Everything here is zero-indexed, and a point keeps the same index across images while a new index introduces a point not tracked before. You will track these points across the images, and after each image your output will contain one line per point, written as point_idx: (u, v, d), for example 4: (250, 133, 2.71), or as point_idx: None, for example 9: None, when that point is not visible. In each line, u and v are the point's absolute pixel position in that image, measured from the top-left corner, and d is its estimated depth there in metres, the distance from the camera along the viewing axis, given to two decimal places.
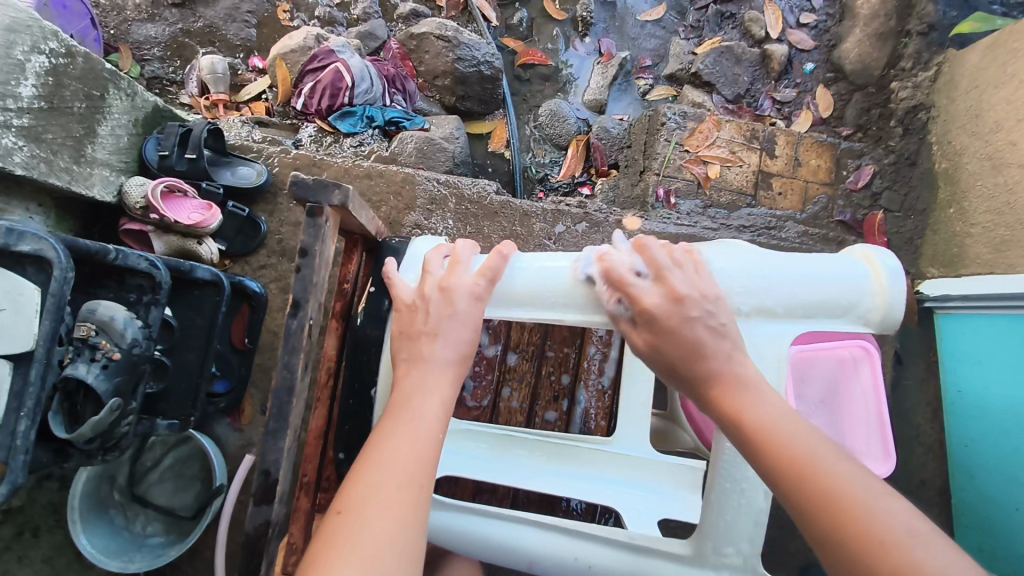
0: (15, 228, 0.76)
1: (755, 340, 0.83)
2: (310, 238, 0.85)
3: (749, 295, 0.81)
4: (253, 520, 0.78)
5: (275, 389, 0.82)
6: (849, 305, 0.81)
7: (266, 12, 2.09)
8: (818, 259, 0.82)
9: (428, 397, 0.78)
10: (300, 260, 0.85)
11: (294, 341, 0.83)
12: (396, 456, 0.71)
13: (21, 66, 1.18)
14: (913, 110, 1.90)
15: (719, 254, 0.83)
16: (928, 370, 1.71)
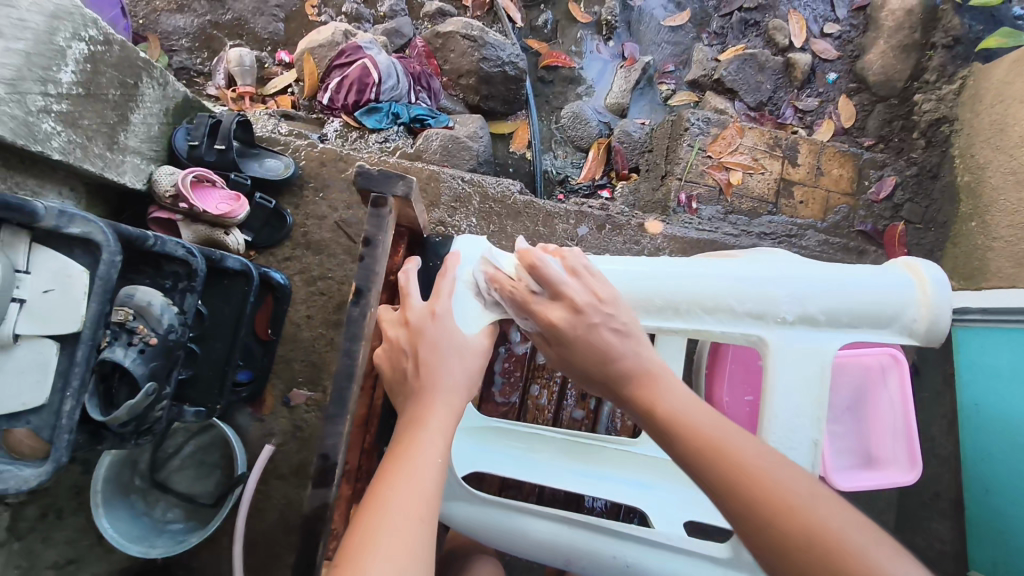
0: (66, 210, 0.77)
1: (802, 349, 0.84)
2: (373, 229, 0.89)
3: (795, 303, 0.83)
4: (311, 505, 0.80)
5: (335, 375, 0.84)
6: (895, 314, 0.82)
7: (294, 7, 2.10)
8: (862, 270, 0.84)
9: (438, 403, 0.79)
10: (363, 249, 0.87)
11: (355, 328, 0.85)
12: (427, 449, 0.74)
13: (62, 52, 1.19)
14: (936, 123, 1.90)
15: (764, 262, 0.85)
16: (945, 383, 1.71)
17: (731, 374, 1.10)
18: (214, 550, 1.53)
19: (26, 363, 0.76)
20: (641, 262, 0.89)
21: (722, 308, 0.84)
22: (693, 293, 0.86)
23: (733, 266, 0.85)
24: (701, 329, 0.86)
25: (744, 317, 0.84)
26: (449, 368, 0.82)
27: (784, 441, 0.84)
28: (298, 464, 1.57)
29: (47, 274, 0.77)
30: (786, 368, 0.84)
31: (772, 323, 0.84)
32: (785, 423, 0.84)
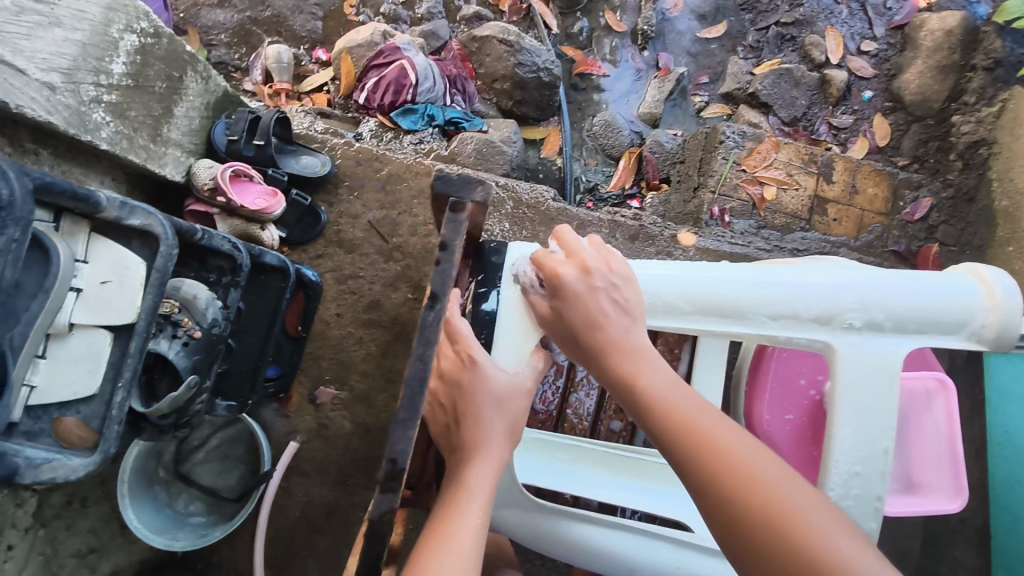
0: (127, 202, 0.77)
1: (869, 356, 0.84)
2: (449, 233, 0.75)
3: (862, 310, 0.83)
4: None
5: (407, 379, 0.67)
6: (963, 320, 0.83)
7: (333, 6, 2.12)
8: (925, 276, 0.84)
9: (485, 456, 0.84)
10: (439, 254, 0.74)
11: (431, 333, 0.68)
12: (474, 505, 0.77)
13: (115, 43, 1.20)
14: (974, 145, 1.88)
15: (827, 268, 0.86)
16: (974, 409, 1.68)
17: (771, 390, 1.08)
18: (235, 544, 1.53)
19: (80, 352, 0.76)
20: (704, 264, 0.90)
21: (788, 313, 0.85)
22: (758, 297, 0.86)
23: (797, 273, 0.86)
24: (767, 334, 0.87)
25: (809, 323, 0.85)
26: (494, 418, 0.89)
27: (858, 452, 0.83)
28: (322, 462, 1.57)
29: (103, 264, 0.77)
30: (854, 374, 0.84)
31: (838, 328, 0.85)
32: (854, 430, 0.84)
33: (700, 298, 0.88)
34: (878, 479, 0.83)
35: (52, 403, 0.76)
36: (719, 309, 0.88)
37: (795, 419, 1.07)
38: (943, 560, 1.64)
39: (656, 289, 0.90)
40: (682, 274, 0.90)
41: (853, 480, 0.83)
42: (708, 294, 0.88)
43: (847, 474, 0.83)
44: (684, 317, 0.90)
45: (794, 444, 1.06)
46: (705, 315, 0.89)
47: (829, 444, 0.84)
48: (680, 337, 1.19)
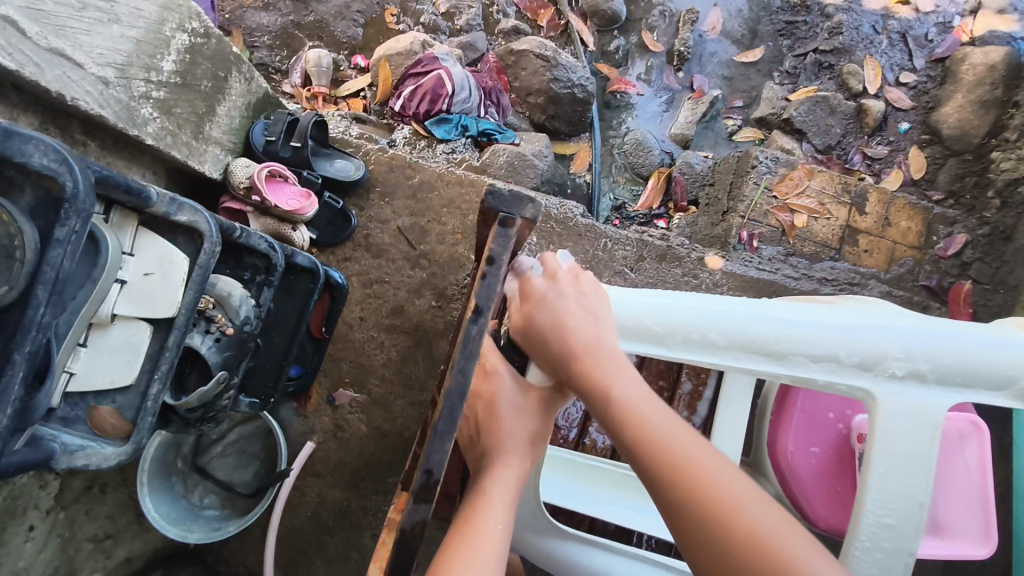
0: (176, 198, 0.79)
1: (912, 407, 0.82)
2: (498, 248, 0.72)
3: (906, 359, 0.82)
4: None
5: (446, 392, 0.66)
6: (1011, 377, 0.81)
7: (374, 13, 2.15)
8: (972, 327, 0.84)
9: (506, 472, 0.84)
10: (484, 268, 0.72)
11: (473, 348, 0.68)
12: (494, 513, 0.76)
13: (167, 42, 1.23)
14: (1013, 183, 1.83)
15: (874, 314, 0.85)
16: (1003, 454, 1.63)
17: (797, 423, 1.06)
18: (245, 540, 1.54)
19: (119, 343, 0.78)
20: (746, 303, 0.89)
21: (829, 357, 0.83)
22: (799, 339, 0.85)
23: (842, 316, 0.85)
24: (805, 376, 0.85)
25: (851, 367, 0.83)
26: (516, 434, 0.90)
27: (888, 503, 0.81)
28: (336, 464, 1.57)
29: (149, 257, 0.79)
30: (894, 422, 0.82)
31: (880, 375, 0.82)
32: (889, 481, 0.81)
33: (739, 334, 0.87)
34: (911, 535, 0.81)
35: (89, 391, 0.78)
36: (758, 347, 0.86)
37: (821, 453, 1.05)
38: None
39: (696, 322, 0.89)
40: (723, 310, 0.88)
41: (881, 530, 0.81)
42: (747, 330, 0.86)
43: (876, 526, 0.81)
44: (721, 353, 0.88)
45: (818, 478, 1.05)
46: (742, 353, 0.87)
47: (862, 492, 0.82)
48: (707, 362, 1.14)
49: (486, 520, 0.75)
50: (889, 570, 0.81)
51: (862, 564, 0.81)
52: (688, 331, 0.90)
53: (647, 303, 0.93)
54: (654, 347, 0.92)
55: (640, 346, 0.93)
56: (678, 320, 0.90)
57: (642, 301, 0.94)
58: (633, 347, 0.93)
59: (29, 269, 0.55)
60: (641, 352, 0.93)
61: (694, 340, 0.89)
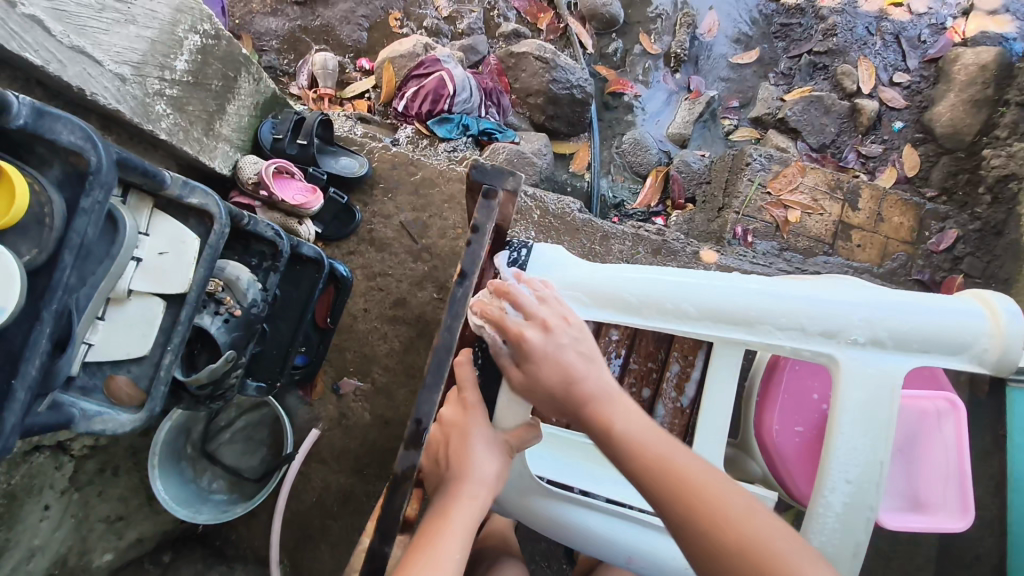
0: (189, 181, 0.84)
1: (871, 371, 0.88)
2: (482, 218, 0.91)
3: (867, 327, 0.87)
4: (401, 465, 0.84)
5: (438, 347, 0.87)
6: (966, 343, 0.87)
7: (379, 17, 2.22)
8: (934, 297, 0.89)
9: (463, 514, 0.86)
10: (471, 235, 0.90)
11: (458, 308, 0.89)
12: (446, 555, 0.81)
13: (180, 42, 1.29)
14: (1004, 179, 1.85)
15: (838, 287, 0.90)
16: (995, 444, 1.64)
17: (783, 402, 1.09)
18: (252, 523, 1.59)
19: (135, 317, 0.83)
20: (718, 275, 0.94)
21: (794, 324, 0.89)
22: (766, 308, 0.90)
23: (807, 287, 0.90)
24: (773, 344, 0.91)
25: (815, 335, 0.89)
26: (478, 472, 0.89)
27: (848, 462, 0.87)
28: (340, 451, 1.62)
29: (162, 237, 0.84)
30: (853, 386, 0.88)
31: (843, 342, 0.88)
32: (852, 443, 0.87)
33: (710, 303, 0.92)
34: (873, 491, 0.87)
35: (108, 361, 0.83)
36: (729, 317, 0.92)
37: (804, 432, 1.09)
38: None
39: (670, 294, 0.94)
40: (695, 282, 0.93)
41: (842, 488, 0.87)
42: (717, 301, 0.92)
43: (841, 483, 0.87)
44: (693, 322, 0.94)
45: (802, 458, 1.08)
46: (713, 322, 0.93)
47: (828, 455, 0.88)
48: (695, 345, 1.19)
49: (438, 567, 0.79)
50: (850, 530, 0.87)
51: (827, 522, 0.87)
52: (661, 303, 0.95)
53: (623, 277, 0.97)
54: (628, 316, 0.97)
55: (618, 318, 0.98)
56: (651, 292, 0.95)
57: (618, 274, 0.98)
58: (610, 318, 0.98)
59: (56, 235, 0.60)
60: (617, 321, 0.98)
61: (668, 311, 0.94)
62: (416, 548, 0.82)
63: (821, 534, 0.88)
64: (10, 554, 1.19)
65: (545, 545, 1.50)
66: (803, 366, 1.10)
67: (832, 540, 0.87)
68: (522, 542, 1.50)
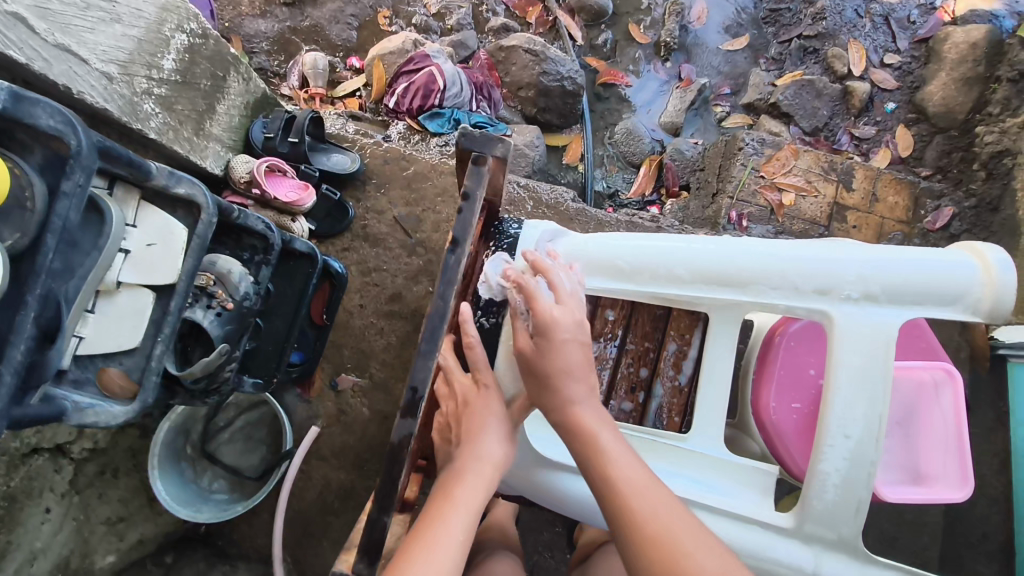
0: (175, 172, 0.84)
1: (866, 324, 0.88)
2: (472, 184, 0.85)
3: (860, 282, 0.88)
4: (398, 434, 0.80)
5: (430, 314, 0.82)
6: (959, 294, 0.87)
7: (368, 16, 2.22)
8: (927, 251, 0.89)
9: (469, 489, 0.85)
10: (460, 201, 0.84)
11: (450, 275, 0.82)
12: (452, 528, 0.80)
13: (166, 41, 1.29)
14: (998, 155, 1.85)
15: (829, 245, 0.91)
16: (998, 421, 1.63)
17: (779, 377, 1.09)
18: (254, 523, 1.59)
19: (126, 309, 0.83)
20: (710, 240, 0.95)
21: (786, 283, 0.90)
22: (759, 270, 0.92)
23: (799, 247, 0.91)
24: (768, 303, 0.92)
25: (809, 293, 0.89)
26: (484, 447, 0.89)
27: (847, 417, 0.87)
28: (340, 447, 1.62)
29: (150, 228, 0.84)
30: (848, 340, 0.88)
31: (836, 298, 0.89)
32: (851, 397, 0.87)
33: (702, 267, 0.93)
34: (873, 444, 0.87)
35: (99, 354, 0.83)
36: (722, 279, 0.93)
37: (803, 408, 1.08)
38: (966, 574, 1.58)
39: (663, 260, 0.96)
40: (686, 247, 0.95)
41: (842, 442, 0.87)
42: (710, 264, 0.93)
43: (841, 438, 0.87)
44: (687, 286, 0.95)
45: (804, 433, 1.07)
46: (706, 285, 0.94)
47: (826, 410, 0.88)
48: (691, 323, 1.18)
49: (445, 537, 0.79)
50: (851, 490, 0.88)
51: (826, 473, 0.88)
52: (654, 269, 0.97)
53: (619, 245, 0.99)
54: (622, 284, 1.00)
55: (615, 286, 1.00)
56: (643, 258, 0.97)
57: (611, 243, 1.01)
58: (606, 288, 1.01)
59: (39, 217, 0.60)
60: (614, 289, 1.01)
61: (662, 277, 0.96)
62: (421, 522, 0.82)
63: (819, 494, 0.89)
64: (11, 557, 1.18)
65: (548, 536, 1.49)
66: (799, 340, 1.09)
67: (833, 496, 0.88)
68: (524, 533, 1.49)
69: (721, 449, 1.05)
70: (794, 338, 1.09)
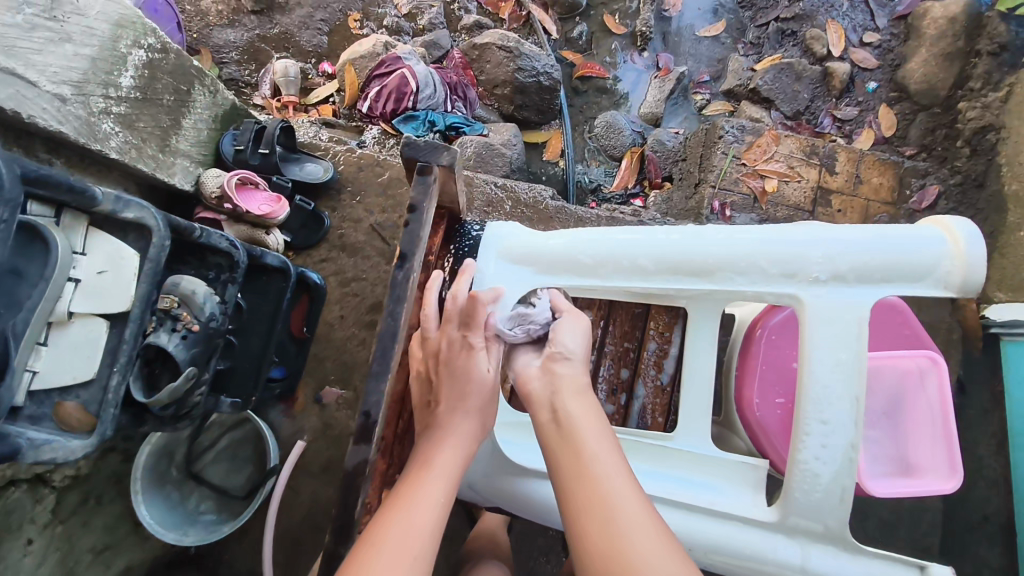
0: (122, 196, 0.82)
1: (837, 306, 0.85)
2: (418, 195, 0.93)
3: (827, 263, 0.85)
4: (352, 461, 0.84)
5: (381, 334, 0.88)
6: (929, 268, 0.83)
7: (338, 21, 2.19)
8: (895, 226, 0.85)
9: (449, 454, 0.85)
10: (409, 216, 0.92)
11: (400, 291, 0.89)
12: (431, 492, 0.80)
13: (123, 58, 1.26)
14: (981, 131, 1.83)
15: (796, 226, 0.88)
16: (993, 402, 1.60)
17: (762, 371, 1.07)
18: (243, 542, 1.57)
19: (78, 340, 0.81)
20: (674, 229, 0.93)
21: (752, 268, 0.88)
22: (725, 256, 0.89)
23: (764, 231, 0.88)
24: (735, 291, 0.89)
25: (776, 276, 0.87)
26: (465, 411, 0.89)
27: (824, 401, 0.85)
28: (327, 462, 1.60)
29: (100, 255, 0.82)
30: (819, 324, 0.85)
31: (805, 281, 0.86)
32: (826, 382, 0.85)
33: (665, 257, 0.91)
34: (851, 430, 0.84)
35: (54, 388, 0.81)
36: (687, 267, 0.91)
37: (787, 403, 1.05)
38: (967, 557, 1.55)
39: (625, 251, 0.94)
40: (650, 238, 0.93)
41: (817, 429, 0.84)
42: (675, 254, 0.91)
43: (818, 425, 0.84)
44: (652, 277, 0.93)
45: (786, 425, 1.04)
46: (671, 275, 0.92)
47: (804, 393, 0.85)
48: (670, 321, 1.17)
49: (423, 498, 0.79)
50: (834, 480, 0.84)
51: (806, 453, 0.85)
52: (618, 261, 0.95)
53: (579, 238, 0.98)
54: (586, 279, 0.98)
55: (578, 282, 0.98)
56: (605, 252, 0.95)
57: (573, 240, 0.98)
58: (568, 283, 0.99)
59: None
60: (578, 285, 0.99)
61: (623, 270, 0.94)
62: (400, 486, 0.82)
63: (805, 488, 0.85)
64: None
65: (542, 541, 1.47)
66: (780, 332, 1.07)
67: (825, 473, 0.85)
68: (516, 539, 1.47)
69: (710, 445, 1.02)
70: (774, 330, 1.07)
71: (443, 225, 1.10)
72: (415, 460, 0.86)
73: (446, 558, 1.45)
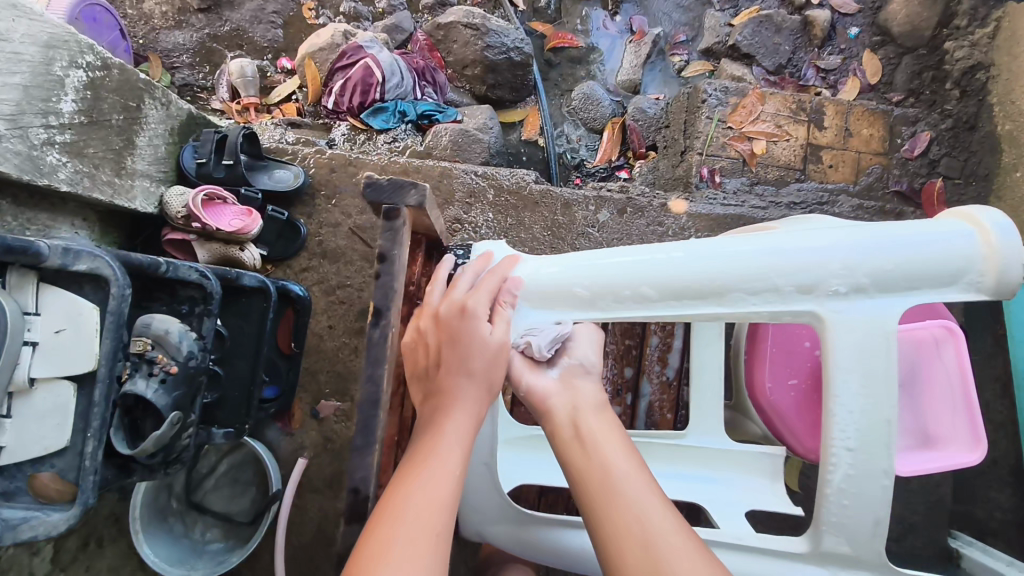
0: (70, 247, 0.75)
1: (861, 322, 0.81)
2: (388, 242, 0.95)
3: (847, 275, 0.79)
4: (345, 541, 0.87)
5: (362, 403, 0.90)
6: (959, 271, 0.78)
7: (291, 12, 2.07)
8: (918, 224, 0.79)
9: (458, 427, 0.80)
10: (379, 266, 0.94)
11: (376, 351, 0.92)
12: (447, 463, 0.76)
13: (61, 81, 1.16)
14: (970, 71, 1.78)
15: (809, 232, 0.82)
16: (998, 346, 1.56)
17: (772, 358, 1.02)
18: (256, 566, 1.53)
19: (46, 407, 0.75)
20: (671, 247, 0.86)
21: (767, 287, 0.81)
22: (735, 274, 0.82)
23: (774, 242, 0.82)
24: (747, 312, 0.83)
25: (791, 294, 0.81)
26: (469, 376, 0.82)
27: (849, 424, 0.81)
28: (331, 477, 1.56)
29: (58, 313, 0.76)
30: (844, 340, 0.81)
31: (823, 295, 0.81)
32: (850, 405, 0.80)
33: (666, 281, 0.85)
34: (884, 453, 0.80)
35: (25, 460, 0.76)
36: (693, 292, 0.84)
37: (799, 384, 1.01)
38: (981, 503, 1.55)
39: (626, 280, 0.87)
40: (648, 260, 0.86)
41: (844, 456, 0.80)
42: (677, 277, 0.84)
43: (841, 451, 0.81)
44: (656, 305, 0.87)
45: (802, 410, 1.00)
46: (676, 301, 0.85)
47: (829, 406, 0.81)
48: None
49: (438, 472, 0.75)
50: (867, 488, 0.81)
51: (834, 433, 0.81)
52: (618, 290, 0.88)
53: (574, 265, 0.91)
54: (587, 311, 0.90)
55: (584, 313, 0.91)
56: (603, 280, 0.88)
57: (567, 266, 0.91)
58: (569, 317, 0.92)
59: None
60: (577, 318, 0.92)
61: (630, 302, 0.87)
62: (410, 458, 0.78)
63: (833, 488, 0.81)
64: None
65: None
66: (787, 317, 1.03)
67: (848, 474, 0.81)
68: None
69: (722, 438, 1.03)
70: None
71: (420, 250, 1.21)
72: (420, 434, 0.80)
73: (464, 562, 1.41)
